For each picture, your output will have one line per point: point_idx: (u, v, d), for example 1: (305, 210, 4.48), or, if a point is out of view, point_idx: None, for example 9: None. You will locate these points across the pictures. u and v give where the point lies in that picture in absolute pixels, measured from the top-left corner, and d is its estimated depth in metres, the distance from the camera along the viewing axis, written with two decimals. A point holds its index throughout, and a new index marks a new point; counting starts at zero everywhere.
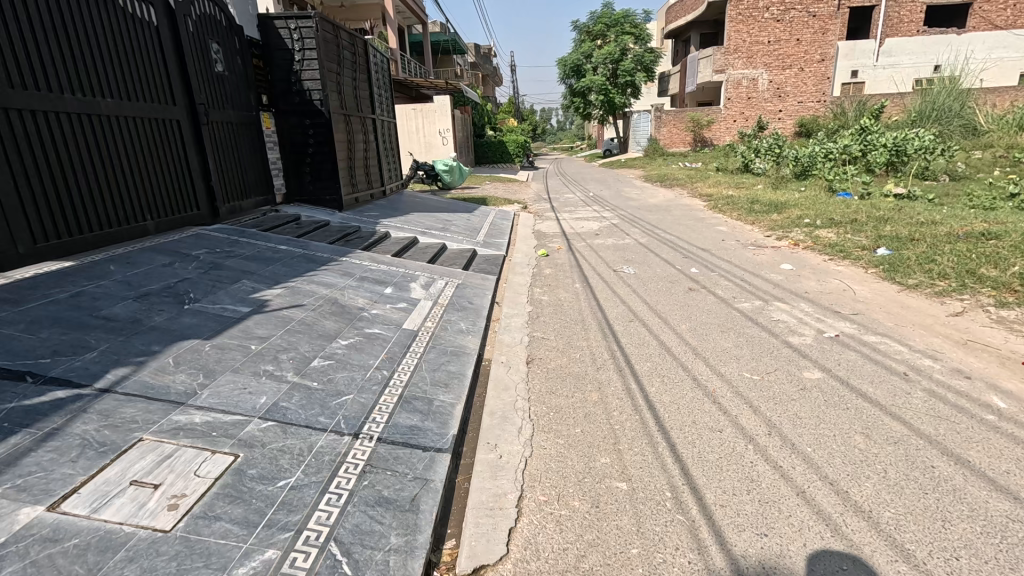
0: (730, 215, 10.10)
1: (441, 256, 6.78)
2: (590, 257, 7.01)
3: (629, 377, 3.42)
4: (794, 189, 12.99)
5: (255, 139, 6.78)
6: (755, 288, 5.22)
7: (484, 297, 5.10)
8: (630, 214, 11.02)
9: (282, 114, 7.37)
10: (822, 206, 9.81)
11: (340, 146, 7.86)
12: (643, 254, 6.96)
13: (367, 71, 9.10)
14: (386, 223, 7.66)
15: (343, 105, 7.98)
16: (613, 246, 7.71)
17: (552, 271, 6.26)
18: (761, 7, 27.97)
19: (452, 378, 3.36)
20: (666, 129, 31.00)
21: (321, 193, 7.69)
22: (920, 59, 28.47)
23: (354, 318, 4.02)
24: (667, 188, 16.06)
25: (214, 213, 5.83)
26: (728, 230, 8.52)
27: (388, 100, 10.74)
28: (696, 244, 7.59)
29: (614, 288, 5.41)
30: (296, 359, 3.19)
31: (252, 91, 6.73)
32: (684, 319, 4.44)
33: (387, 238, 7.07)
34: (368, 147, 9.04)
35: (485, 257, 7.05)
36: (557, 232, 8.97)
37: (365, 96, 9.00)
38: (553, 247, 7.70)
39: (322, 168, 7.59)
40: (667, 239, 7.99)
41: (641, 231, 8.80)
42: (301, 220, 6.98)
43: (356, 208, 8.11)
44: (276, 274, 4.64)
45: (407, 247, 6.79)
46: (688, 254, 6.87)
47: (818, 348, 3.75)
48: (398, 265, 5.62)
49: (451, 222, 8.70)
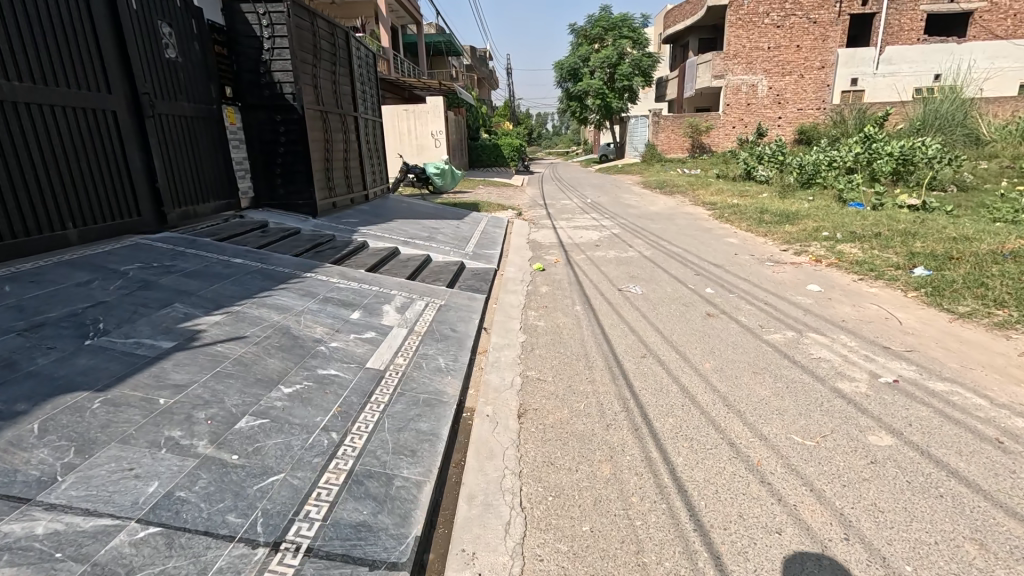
0: (739, 225, 9.46)
1: (424, 269, 6.05)
2: (591, 272, 6.30)
3: (648, 440, 2.68)
4: (802, 198, 12.40)
5: (215, 137, 6.02)
6: (783, 315, 4.54)
7: (470, 322, 4.36)
8: (631, 223, 10.37)
9: (249, 109, 6.61)
10: (837, 218, 9.19)
11: (316, 145, 7.11)
12: (649, 270, 6.29)
13: (349, 65, 8.39)
14: (366, 231, 6.92)
15: (320, 101, 7.25)
16: (615, 260, 7.02)
17: (548, 290, 5.55)
18: (761, 13, 27.59)
19: (422, 441, 2.61)
20: (664, 135, 30.61)
21: (293, 197, 6.93)
22: (920, 68, 28.16)
23: (306, 355, 3.26)
24: (668, 196, 15.45)
25: (161, 220, 5.07)
26: (739, 243, 7.86)
27: (374, 98, 10.02)
28: (707, 258, 6.92)
29: (620, 311, 4.71)
30: (216, 420, 2.43)
31: (212, 82, 5.97)
32: (707, 356, 3.73)
33: (365, 248, 6.33)
34: (349, 147, 8.31)
35: (474, 270, 6.33)
36: (554, 242, 8.29)
37: (347, 92, 8.28)
38: (549, 260, 7.00)
39: (294, 170, 6.83)
40: (675, 252, 7.30)
41: (645, 242, 8.12)
42: (268, 228, 6.22)
43: (333, 214, 7.35)
44: (220, 295, 3.87)
45: (387, 259, 6.05)
46: (699, 270, 6.20)
47: (876, 399, 3.04)
48: (372, 283, 4.89)
49: (439, 230, 7.97)
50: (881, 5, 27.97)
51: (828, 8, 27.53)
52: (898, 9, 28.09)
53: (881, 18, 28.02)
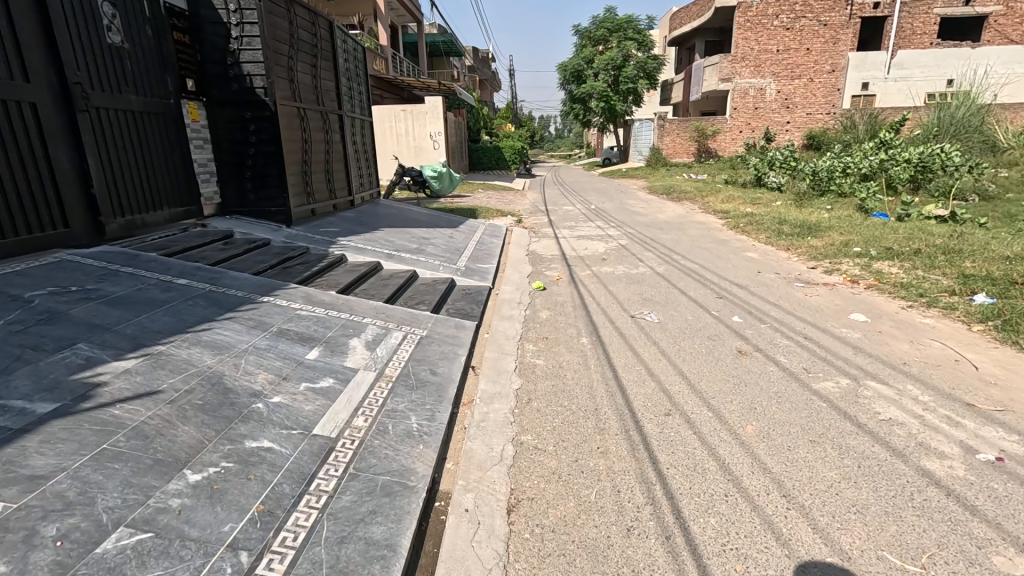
0: (756, 238, 8.70)
1: (408, 288, 5.31)
2: (598, 292, 5.55)
3: (686, 560, 1.93)
4: (819, 207, 11.66)
5: (171, 135, 5.29)
6: (830, 354, 3.80)
7: (454, 362, 3.62)
8: (639, 232, 9.64)
9: (216, 105, 5.91)
10: (864, 230, 8.46)
11: (292, 146, 6.38)
12: (664, 291, 5.54)
13: (333, 59, 7.67)
14: (346, 243, 6.18)
15: (298, 98, 6.54)
16: (624, 277, 6.27)
17: (549, 314, 4.81)
18: (770, 15, 26.93)
19: (371, 560, 1.86)
20: (669, 138, 29.80)
21: (265, 204, 6.20)
22: (932, 72, 27.44)
23: (233, 418, 2.51)
24: (676, 202, 14.73)
25: (97, 231, 4.34)
26: (761, 258, 7.12)
27: (362, 95, 9.31)
28: (727, 277, 6.17)
29: (635, 347, 3.97)
30: (70, 541, 1.69)
31: (169, 73, 5.24)
32: (746, 414, 2.98)
33: (341, 262, 5.59)
34: (333, 149, 7.59)
35: (466, 289, 5.59)
36: (556, 255, 7.55)
37: (330, 89, 7.57)
38: (551, 277, 6.26)
39: (266, 173, 6.11)
40: (691, 269, 6.55)
41: (656, 256, 7.37)
42: (231, 240, 5.48)
43: (310, 222, 6.62)
44: (144, 330, 3.13)
45: (365, 276, 5.31)
46: (722, 293, 5.45)
47: (984, 489, 2.29)
48: (342, 309, 4.16)
49: (429, 240, 7.23)
50: (893, 8, 27.28)
51: (839, 11, 26.83)
52: (910, 12, 27.37)
53: (893, 22, 27.30)
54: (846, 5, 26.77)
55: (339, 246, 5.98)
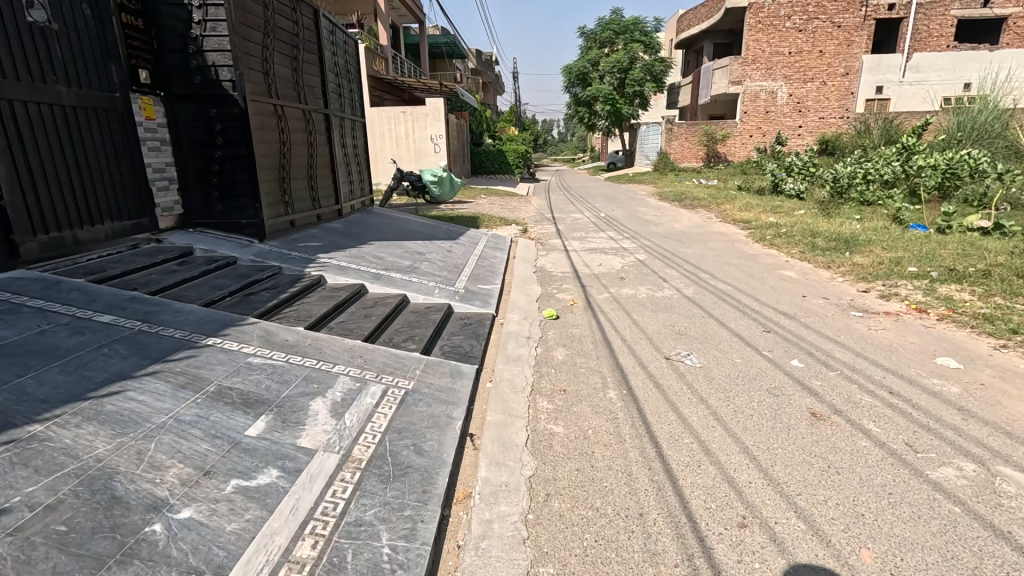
0: (788, 253, 7.83)
1: (395, 319, 4.46)
2: (621, 321, 4.71)
3: None
4: (849, 218, 10.81)
5: (117, 136, 4.47)
6: (932, 420, 2.94)
7: (447, 432, 2.76)
8: (656, 244, 8.81)
9: (176, 100, 5.10)
10: (909, 245, 7.61)
11: (266, 148, 5.57)
12: (698, 321, 4.70)
13: (319, 52, 6.85)
14: (325, 260, 5.33)
15: (274, 93, 5.72)
16: (648, 301, 5.42)
17: (565, 353, 3.96)
18: (783, 16, 26.11)
19: None
20: (677, 142, 28.70)
21: (233, 214, 5.36)
22: (948, 76, 26.58)
23: (108, 559, 1.65)
24: (690, 210, 13.88)
25: (9, 252, 3.52)
26: (801, 279, 6.27)
27: (354, 94, 8.51)
28: (768, 302, 5.32)
29: (678, 408, 3.11)
30: None
31: (113, 62, 4.42)
32: (856, 527, 2.11)
33: (316, 287, 4.75)
34: (318, 152, 6.77)
35: (466, 317, 4.76)
36: (567, 272, 6.71)
37: (315, 85, 6.76)
38: (564, 301, 5.41)
39: (235, 180, 5.28)
40: (726, 292, 5.69)
41: (681, 275, 6.53)
42: (188, 259, 4.64)
43: (288, 236, 5.79)
44: (22, 400, 2.28)
45: (344, 305, 4.46)
46: (766, 325, 4.60)
47: None
48: (308, 355, 3.32)
49: (426, 256, 6.40)
50: (910, 10, 26.45)
51: (854, 12, 25.94)
52: (926, 13, 26.47)
53: (908, 23, 26.41)
54: (861, 5, 25.85)
55: (317, 265, 5.14)
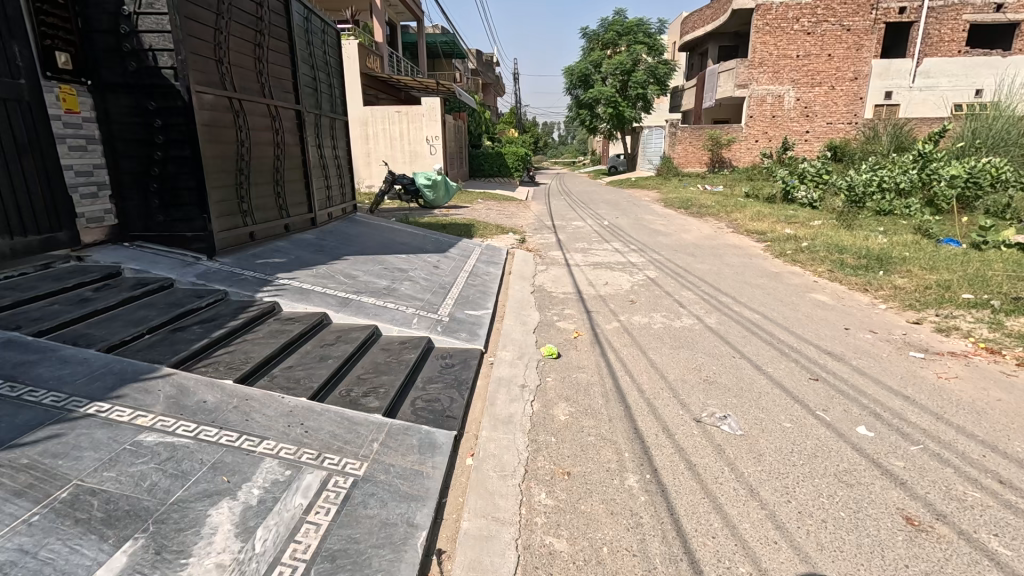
0: (815, 272, 7.05)
1: (360, 360, 3.62)
2: (635, 363, 3.89)
3: None
4: (872, 231, 10.04)
5: (23, 133, 3.64)
6: None
7: (403, 556, 1.95)
8: (667, 258, 8.01)
9: (107, 90, 4.28)
10: (949, 264, 6.85)
11: (220, 149, 4.76)
12: (726, 364, 3.89)
13: (289, 40, 6.03)
14: (283, 283, 4.48)
15: (230, 85, 4.91)
16: (665, 332, 4.61)
17: (569, 412, 3.14)
18: (791, 19, 25.37)
19: None
20: (681, 147, 27.95)
21: (177, 226, 4.55)
22: (959, 82, 25.86)
23: None
24: (699, 218, 13.11)
25: None
26: (836, 306, 5.49)
27: (335, 88, 7.70)
28: (806, 336, 4.53)
29: (723, 509, 2.30)
30: None
31: (17, 42, 3.60)
32: None
33: (263, 318, 3.89)
34: (287, 154, 5.95)
35: (449, 355, 3.94)
36: (569, 294, 5.89)
37: (285, 78, 5.94)
38: (566, 332, 4.60)
39: (179, 185, 4.47)
40: (755, 322, 4.89)
41: (698, 298, 5.73)
42: (111, 282, 3.82)
43: (244, 252, 4.96)
44: None
45: (294, 344, 3.59)
46: (812, 370, 3.79)
47: None
48: (226, 426, 2.48)
49: (408, 274, 5.59)
50: (920, 13, 25.72)
51: (863, 15, 25.26)
52: (938, 17, 25.72)
53: (918, 28, 25.68)
54: (870, 9, 25.24)
55: (270, 290, 4.28)
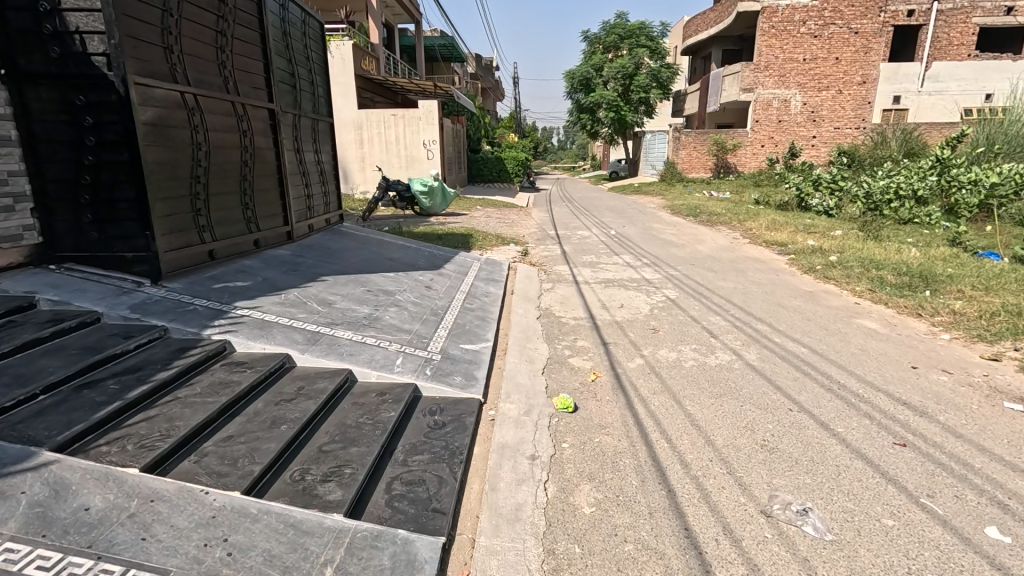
0: (853, 291, 6.31)
1: (324, 423, 2.83)
2: (671, 421, 3.13)
3: None
4: (901, 242, 9.30)
5: None
6: None
7: None
8: (685, 274, 7.27)
9: (26, 80, 3.52)
10: (1003, 283, 6.10)
11: (171, 152, 4.00)
12: (784, 422, 3.12)
13: (261, 29, 5.28)
14: (240, 317, 3.69)
15: (185, 78, 4.16)
16: (699, 374, 3.85)
17: (595, 501, 2.38)
18: (797, 21, 24.75)
19: None
20: (685, 152, 27.23)
21: (116, 244, 3.79)
22: (969, 86, 25.29)
23: None
24: (711, 228, 12.39)
25: None
26: (891, 335, 4.74)
27: (319, 87, 6.96)
28: (870, 379, 3.78)
29: None
30: None
31: None
32: None
33: (207, 365, 3.09)
34: (257, 159, 5.17)
35: (439, 409, 3.18)
36: (580, 319, 5.12)
37: (255, 72, 5.18)
38: (582, 373, 3.83)
39: (116, 197, 3.71)
40: (803, 359, 4.14)
41: (730, 325, 4.98)
42: (17, 318, 3.05)
43: (201, 274, 4.21)
44: None
45: (239, 404, 2.79)
46: (892, 430, 3.03)
47: None
48: (108, 554, 1.70)
49: (396, 299, 4.83)
50: (929, 16, 25.09)
51: (871, 17, 24.63)
52: (947, 20, 25.09)
53: (927, 31, 25.06)
54: (879, 11, 24.53)
55: (220, 326, 3.48)
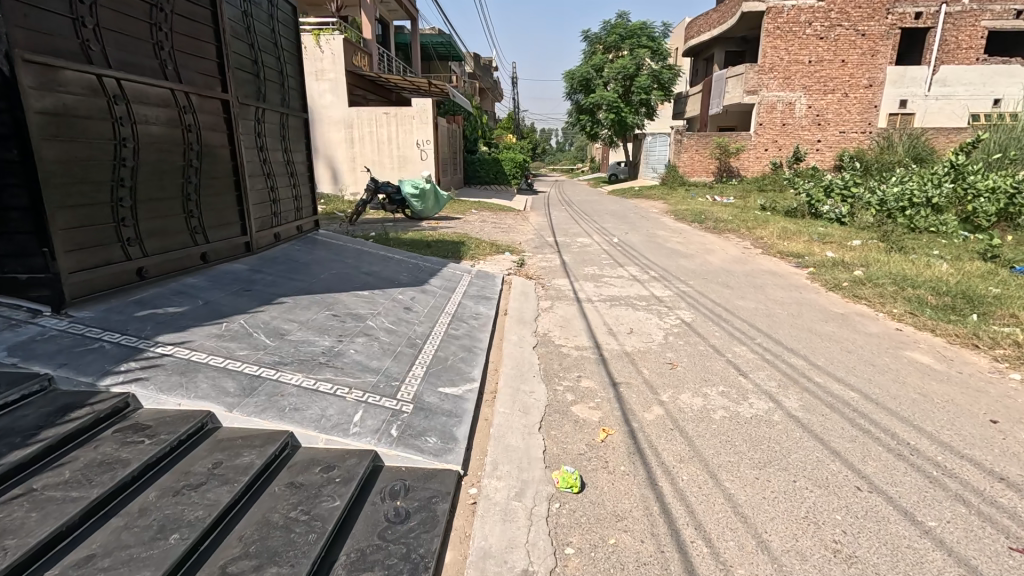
0: (890, 314, 5.59)
1: (240, 523, 2.07)
2: (707, 509, 2.38)
3: None
4: (926, 255, 8.60)
5: None
6: None
7: None
8: (697, 291, 6.55)
9: None
10: None
11: (82, 148, 3.22)
12: (855, 511, 2.38)
13: (214, 6, 4.51)
14: (158, 358, 2.90)
15: (105, 57, 3.39)
16: (733, 430, 3.10)
17: None
18: (803, 22, 24.06)
19: None
20: (687, 155, 26.49)
21: (7, 263, 3.02)
22: (977, 91, 24.71)
23: None
24: (719, 235, 11.67)
25: None
26: (950, 374, 4.01)
27: (291, 78, 6.19)
28: (945, 439, 3.05)
29: None
30: None
31: None
32: None
33: (93, 433, 2.30)
34: (207, 158, 4.40)
35: (402, 489, 2.42)
36: (583, 350, 4.37)
37: (205, 55, 4.41)
38: (588, 430, 3.08)
39: (4, 204, 2.94)
40: (856, 408, 3.41)
41: (759, 359, 4.26)
42: None
43: (124, 298, 3.45)
44: None
45: (121, 497, 2.02)
46: (1000, 525, 2.30)
47: None
48: None
49: (366, 326, 4.07)
50: (938, 19, 24.45)
51: (879, 20, 23.96)
52: (955, 23, 24.49)
53: (935, 34, 24.45)
54: (886, 12, 23.84)
55: (126, 374, 2.70)
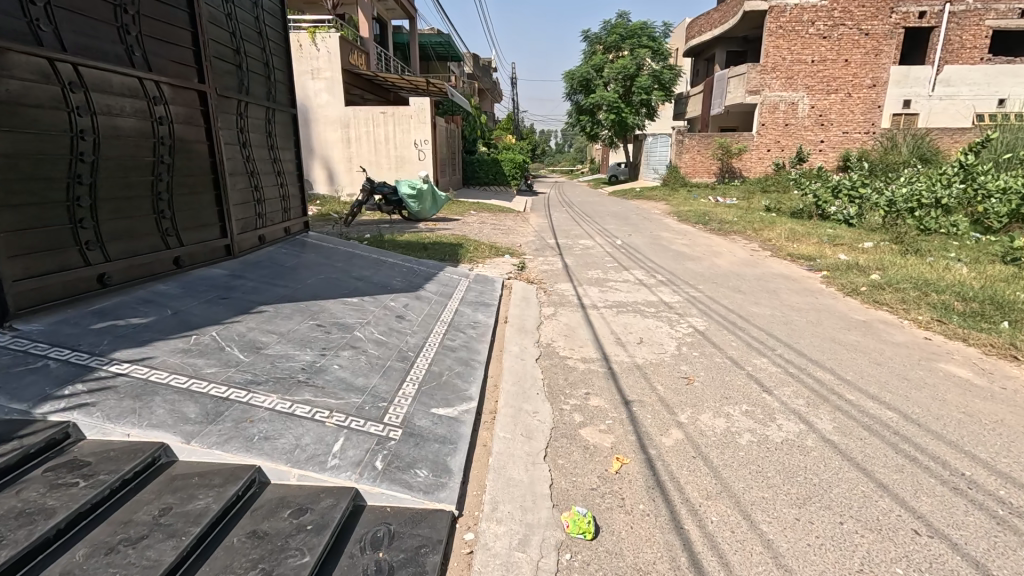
0: (916, 322, 5.24)
1: None
2: (744, 561, 2.02)
3: None
4: (943, 258, 8.25)
5: None
6: None
7: None
8: (708, 296, 6.19)
9: None
10: None
11: (30, 140, 2.86)
12: (917, 563, 2.03)
13: None
14: (109, 380, 2.53)
15: (59, 40, 3.02)
16: (764, 459, 2.75)
17: None
18: (806, 22, 23.77)
19: None
20: (688, 155, 26.18)
21: None
22: (982, 90, 24.39)
23: None
24: (725, 237, 11.33)
25: None
26: (993, 390, 3.66)
27: (277, 70, 5.83)
28: (1004, 468, 2.69)
29: None
30: None
31: None
32: None
33: (20, 473, 1.94)
34: (181, 154, 4.03)
35: (386, 537, 2.06)
36: (590, 362, 4.01)
37: (179, 41, 4.04)
38: (600, 459, 2.72)
39: None
40: (899, 430, 3.05)
41: (783, 373, 3.90)
42: None
43: (81, 308, 3.10)
44: None
45: (40, 559, 1.65)
46: None
47: None
48: None
49: (352, 338, 3.71)
50: (942, 18, 24.15)
51: (883, 19, 23.67)
52: (959, 22, 24.18)
53: (940, 33, 24.14)
54: (890, 11, 23.54)
55: (69, 399, 2.33)
